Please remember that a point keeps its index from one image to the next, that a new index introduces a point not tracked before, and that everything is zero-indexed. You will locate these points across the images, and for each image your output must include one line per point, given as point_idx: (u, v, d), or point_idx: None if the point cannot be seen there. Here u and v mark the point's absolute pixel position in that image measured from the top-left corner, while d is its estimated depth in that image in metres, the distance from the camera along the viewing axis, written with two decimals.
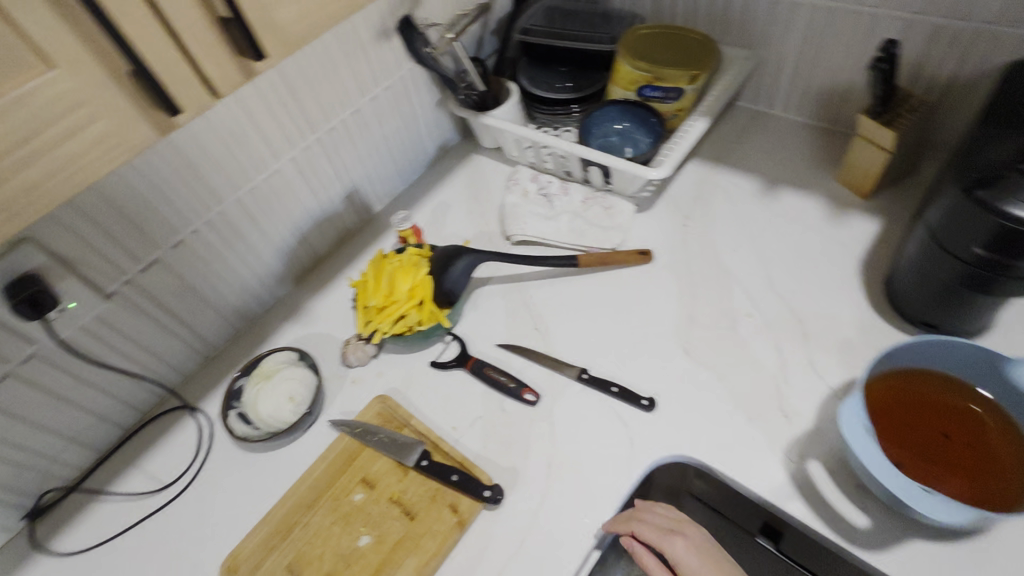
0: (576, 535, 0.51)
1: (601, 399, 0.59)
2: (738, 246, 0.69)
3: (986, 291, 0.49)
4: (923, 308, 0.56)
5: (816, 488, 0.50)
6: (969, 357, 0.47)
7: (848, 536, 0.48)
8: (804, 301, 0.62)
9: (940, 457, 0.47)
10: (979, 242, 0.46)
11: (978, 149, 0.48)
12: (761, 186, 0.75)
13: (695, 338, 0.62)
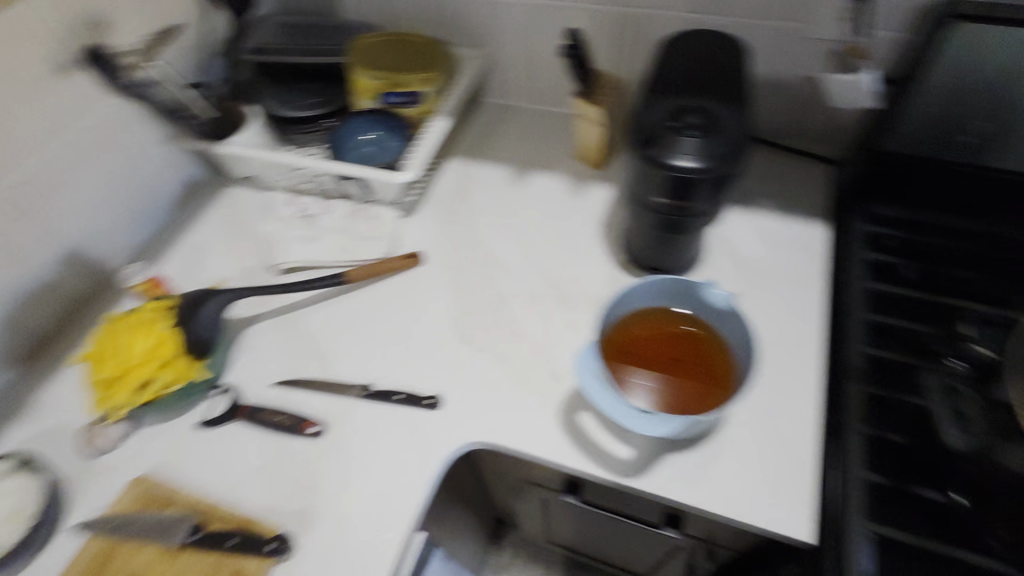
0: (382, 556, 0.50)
1: (388, 410, 0.58)
2: (500, 233, 0.74)
3: (679, 229, 0.59)
4: (648, 254, 0.65)
5: (589, 436, 0.56)
6: (673, 287, 0.56)
7: (619, 469, 0.53)
8: (560, 271, 0.69)
9: (673, 379, 0.55)
10: (661, 192, 0.54)
11: (647, 109, 0.55)
12: (513, 173, 0.80)
13: (473, 329, 0.64)
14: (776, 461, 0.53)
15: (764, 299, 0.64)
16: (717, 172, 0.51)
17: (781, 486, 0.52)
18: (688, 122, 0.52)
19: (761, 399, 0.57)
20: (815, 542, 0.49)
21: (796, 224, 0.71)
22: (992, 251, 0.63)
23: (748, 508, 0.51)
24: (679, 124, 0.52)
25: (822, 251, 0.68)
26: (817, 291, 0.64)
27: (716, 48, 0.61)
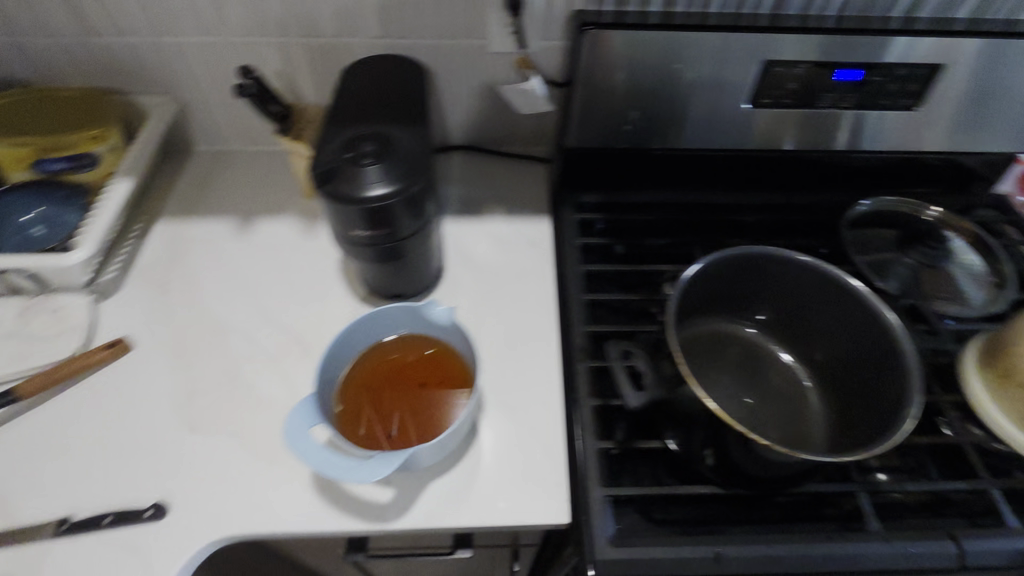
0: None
1: (95, 540, 0.49)
2: (226, 292, 0.67)
3: (398, 255, 0.58)
4: (383, 284, 0.64)
5: (345, 491, 0.53)
6: (399, 314, 0.56)
7: (379, 515, 0.52)
8: (298, 319, 0.65)
9: (423, 405, 0.53)
10: (359, 225, 0.52)
11: (323, 143, 0.52)
12: (235, 224, 0.73)
13: (204, 411, 0.57)
14: (528, 455, 0.56)
15: (502, 300, 0.68)
16: (402, 196, 0.51)
17: (534, 478, 0.55)
18: (363, 151, 0.51)
19: (510, 399, 0.60)
20: (569, 520, 0.53)
21: (523, 222, 0.75)
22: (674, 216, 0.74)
23: (508, 509, 0.53)
24: (354, 154, 0.50)
25: (547, 244, 0.73)
26: (546, 282, 0.69)
27: (395, 71, 0.61)
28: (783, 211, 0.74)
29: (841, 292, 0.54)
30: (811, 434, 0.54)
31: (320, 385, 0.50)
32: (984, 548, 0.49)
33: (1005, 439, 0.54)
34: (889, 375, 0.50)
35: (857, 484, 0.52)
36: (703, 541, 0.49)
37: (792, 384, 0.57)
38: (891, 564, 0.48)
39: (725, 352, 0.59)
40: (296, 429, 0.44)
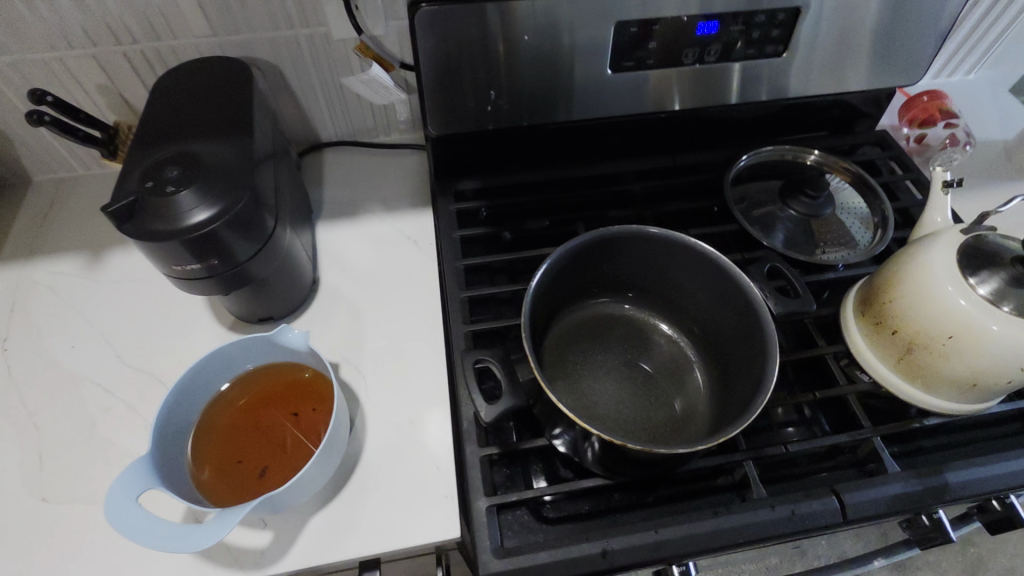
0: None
1: None
2: (76, 338, 0.61)
3: (247, 280, 0.52)
4: (247, 309, 0.60)
5: (219, 542, 0.49)
6: (252, 346, 0.52)
7: (258, 561, 0.49)
8: (160, 359, 0.60)
9: (297, 436, 0.51)
10: (184, 259, 0.46)
11: (124, 173, 0.46)
12: (83, 260, 0.67)
13: (57, 476, 0.53)
14: (416, 470, 0.54)
15: (383, 307, 0.64)
16: (222, 219, 0.45)
17: (423, 494, 0.52)
18: (166, 177, 0.45)
19: (395, 414, 0.57)
20: (461, 533, 0.51)
21: (403, 219, 0.72)
22: (559, 194, 0.71)
23: (395, 532, 0.51)
24: (156, 182, 0.45)
25: (429, 240, 0.70)
26: (429, 280, 0.66)
27: (215, 75, 0.55)
28: (668, 174, 0.74)
29: (696, 261, 0.51)
30: (695, 405, 0.54)
31: (161, 441, 0.46)
32: (864, 499, 0.50)
33: (883, 383, 0.55)
34: (750, 344, 0.48)
35: (742, 452, 0.52)
36: (591, 537, 0.48)
37: (677, 356, 0.57)
38: (777, 529, 0.49)
39: (606, 333, 0.58)
40: (120, 503, 0.39)
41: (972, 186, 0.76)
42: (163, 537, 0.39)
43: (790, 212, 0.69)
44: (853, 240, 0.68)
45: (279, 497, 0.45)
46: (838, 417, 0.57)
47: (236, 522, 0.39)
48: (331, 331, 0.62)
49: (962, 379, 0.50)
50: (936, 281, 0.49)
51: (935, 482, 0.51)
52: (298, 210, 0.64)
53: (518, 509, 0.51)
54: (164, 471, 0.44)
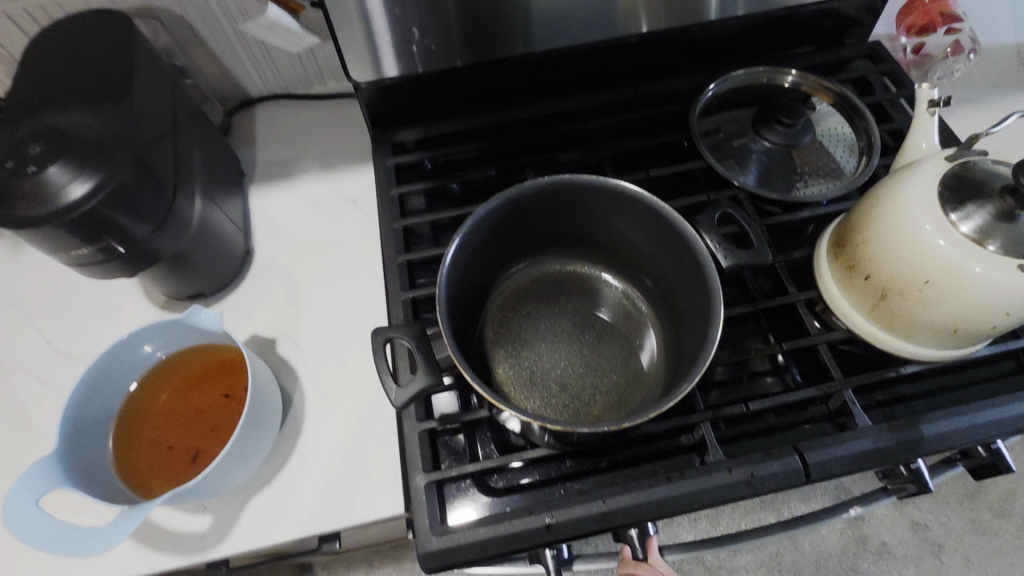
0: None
1: None
2: (4, 328, 0.58)
3: (156, 258, 0.49)
4: (174, 287, 0.56)
5: (158, 528, 0.48)
6: (169, 329, 0.49)
7: (199, 546, 0.48)
8: (91, 344, 0.57)
9: (228, 418, 0.49)
10: (71, 244, 0.43)
11: None
12: (7, 245, 0.63)
13: None
14: (357, 447, 0.51)
15: (322, 275, 0.60)
16: (99, 196, 0.42)
17: (365, 470, 0.50)
18: (27, 156, 0.41)
19: (335, 390, 0.54)
20: (406, 508, 0.49)
21: (343, 178, 0.67)
22: (509, 139, 0.65)
23: (336, 511, 0.49)
24: (17, 162, 0.41)
25: (370, 199, 0.65)
26: (370, 245, 0.62)
27: (95, 36, 0.49)
28: (631, 108, 0.67)
29: (639, 211, 0.45)
30: (651, 366, 0.50)
31: (72, 437, 0.43)
32: (830, 457, 0.46)
33: (858, 333, 0.50)
34: (697, 301, 0.43)
35: (701, 413, 0.48)
36: (534, 511, 0.45)
37: (632, 313, 0.53)
38: (735, 493, 0.45)
39: (554, 294, 0.54)
40: (20, 508, 0.37)
41: (976, 97, 0.68)
42: (66, 542, 0.37)
43: (765, 143, 0.62)
44: (839, 170, 0.61)
45: (200, 486, 0.43)
46: (811, 366, 0.53)
47: (140, 521, 0.37)
48: (268, 304, 0.58)
49: (942, 326, 0.45)
50: (912, 218, 0.44)
51: (910, 436, 0.47)
52: (219, 176, 0.59)
53: (463, 482, 0.49)
54: (76, 468, 0.42)
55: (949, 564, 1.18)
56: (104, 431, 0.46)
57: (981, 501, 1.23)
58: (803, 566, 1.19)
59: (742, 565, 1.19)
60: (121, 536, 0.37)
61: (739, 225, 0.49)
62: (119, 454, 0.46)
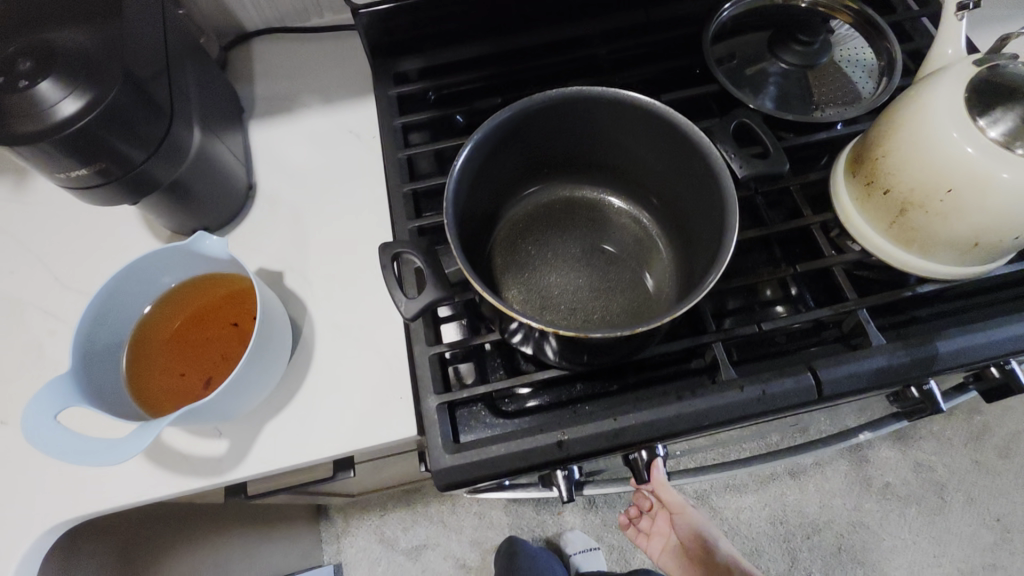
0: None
1: None
2: (13, 264, 0.58)
3: (154, 186, 0.48)
4: (179, 221, 0.56)
5: (176, 451, 0.49)
6: (174, 257, 0.48)
7: (217, 467, 0.49)
8: (100, 279, 0.57)
9: (237, 345, 0.49)
10: (65, 165, 0.42)
11: None
12: (8, 182, 0.62)
13: (12, 401, 0.52)
14: (369, 373, 0.52)
15: (327, 209, 0.59)
16: (92, 114, 0.41)
17: (376, 394, 0.51)
18: (18, 71, 0.41)
19: (345, 319, 0.54)
20: (418, 431, 0.50)
21: (343, 112, 0.65)
22: (515, 66, 0.63)
23: (350, 435, 0.50)
24: (8, 77, 0.41)
25: (373, 132, 0.63)
26: (375, 177, 0.61)
27: None
28: (643, 33, 0.64)
29: (650, 126, 0.44)
30: (661, 290, 0.50)
31: (83, 360, 0.44)
32: (843, 374, 0.46)
33: (874, 253, 0.49)
34: (710, 216, 0.42)
35: (713, 334, 0.48)
36: (546, 429, 0.46)
37: (641, 238, 0.52)
38: (746, 410, 0.46)
39: (562, 220, 0.53)
40: (36, 422, 0.38)
41: (1006, 15, 0.64)
42: (82, 452, 0.38)
43: (781, 64, 0.60)
44: (857, 93, 0.59)
45: (211, 406, 0.44)
46: (824, 290, 0.53)
47: (152, 438, 0.38)
48: (274, 238, 0.58)
49: (963, 239, 0.44)
50: (938, 127, 0.42)
51: (925, 353, 0.46)
52: (218, 107, 0.58)
53: (475, 405, 0.49)
54: (90, 389, 0.43)
55: (950, 502, 1.21)
56: (116, 357, 0.47)
57: (985, 442, 1.24)
58: (806, 505, 1.21)
59: (747, 505, 1.22)
60: (135, 448, 0.38)
61: (760, 137, 0.48)
62: (131, 381, 0.47)
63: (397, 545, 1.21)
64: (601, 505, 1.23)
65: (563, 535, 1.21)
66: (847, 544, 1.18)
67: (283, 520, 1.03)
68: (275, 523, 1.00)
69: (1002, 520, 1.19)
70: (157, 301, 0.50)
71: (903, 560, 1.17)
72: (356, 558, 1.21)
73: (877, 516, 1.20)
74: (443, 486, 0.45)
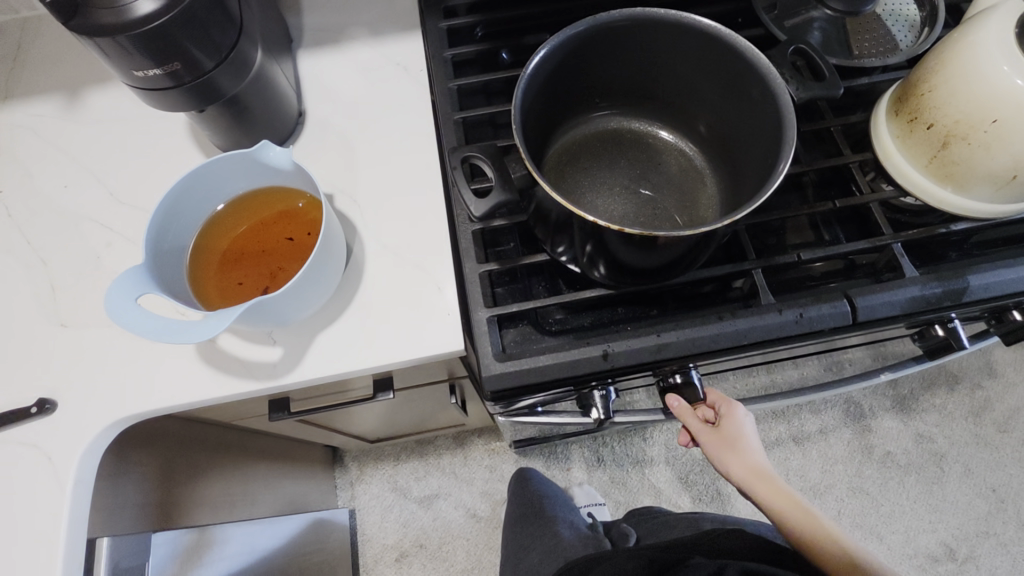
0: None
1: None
2: (67, 178, 0.60)
3: (218, 96, 0.50)
4: (234, 141, 0.58)
5: (231, 355, 0.52)
6: (237, 167, 0.50)
7: (270, 372, 0.51)
8: (150, 196, 0.59)
9: (291, 257, 0.51)
10: (143, 63, 0.43)
11: None
12: (62, 102, 0.64)
13: (72, 304, 0.54)
14: (416, 290, 0.53)
15: (375, 137, 0.60)
16: (172, 13, 0.42)
17: (423, 310, 0.53)
18: None
19: (394, 240, 0.56)
20: (464, 346, 0.52)
21: (392, 44, 0.65)
22: (562, 7, 0.64)
23: (397, 346, 0.52)
24: None
25: (420, 65, 0.64)
26: (422, 108, 0.62)
27: None
28: None
29: (710, 53, 0.45)
30: (705, 216, 0.52)
31: (153, 253, 0.46)
32: (878, 302, 0.48)
33: (910, 191, 0.51)
34: (762, 139, 0.44)
35: (752, 261, 0.50)
36: (592, 341, 0.48)
37: (687, 168, 0.54)
38: (783, 332, 0.48)
39: (611, 148, 0.55)
40: (118, 302, 0.40)
41: None
42: (161, 333, 0.40)
43: (827, 11, 0.61)
44: (895, 44, 0.60)
45: (272, 306, 0.46)
46: (858, 230, 0.55)
47: (225, 324, 0.40)
48: (323, 163, 0.59)
49: (1001, 173, 0.45)
50: (989, 60, 0.43)
51: (955, 285, 0.48)
52: (273, 31, 0.59)
53: (520, 322, 0.52)
54: (161, 282, 0.45)
55: (949, 472, 1.24)
56: (180, 261, 0.49)
57: (985, 417, 1.28)
58: (809, 470, 1.25)
59: None
60: (207, 333, 0.40)
61: (811, 62, 0.51)
62: (195, 281, 0.49)
63: (409, 494, 1.25)
64: (609, 463, 1.27)
65: (570, 490, 1.23)
66: (846, 508, 1.22)
67: (303, 460, 1.06)
68: (296, 462, 1.03)
69: (997, 490, 1.22)
70: (220, 209, 0.52)
71: (899, 525, 1.20)
72: (368, 505, 1.24)
73: (877, 483, 1.23)
74: (491, 392, 0.48)
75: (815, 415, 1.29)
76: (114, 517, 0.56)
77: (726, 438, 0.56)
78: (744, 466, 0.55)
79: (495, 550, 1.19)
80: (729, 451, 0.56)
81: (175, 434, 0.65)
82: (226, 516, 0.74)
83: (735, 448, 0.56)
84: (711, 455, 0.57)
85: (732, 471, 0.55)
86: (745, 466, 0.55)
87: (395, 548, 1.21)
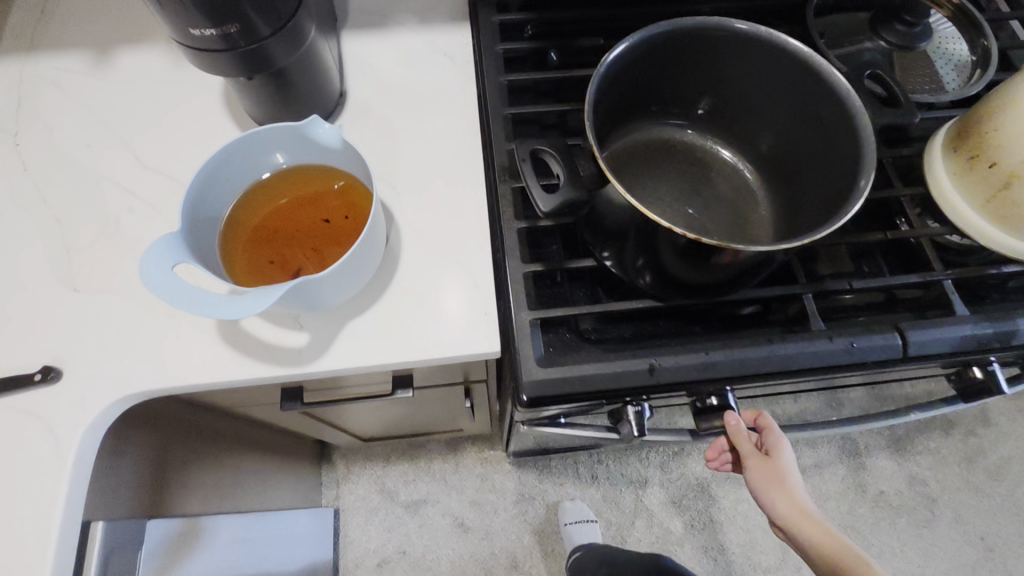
0: (36, 557, 0.43)
1: None
2: (92, 138, 0.57)
3: (266, 65, 0.48)
4: (273, 116, 0.55)
5: (255, 337, 0.49)
6: (281, 140, 0.48)
7: (296, 359, 0.48)
8: (178, 163, 0.56)
9: (328, 242, 0.48)
10: (198, 22, 0.41)
11: None
12: (90, 58, 0.61)
13: (85, 270, 0.51)
14: (454, 286, 0.51)
15: (419, 125, 0.59)
16: None
17: (461, 306, 0.51)
18: None
19: (433, 232, 0.54)
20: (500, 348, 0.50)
21: (440, 34, 0.63)
22: (615, 14, 0.63)
23: (432, 342, 0.49)
24: None
25: (468, 58, 0.62)
26: (469, 100, 0.60)
27: None
28: None
29: (783, 69, 0.45)
30: (760, 238, 0.50)
31: (189, 217, 0.44)
32: (929, 338, 0.47)
33: (964, 227, 0.51)
34: (834, 159, 0.44)
35: (803, 284, 0.49)
36: (638, 353, 0.46)
37: (741, 188, 0.53)
38: (832, 360, 0.46)
39: (666, 160, 0.53)
40: (154, 267, 0.38)
41: None
42: (196, 303, 0.38)
43: (881, 43, 0.61)
44: (941, 84, 0.61)
45: (309, 288, 0.44)
46: (904, 264, 0.54)
47: (265, 304, 0.38)
48: (363, 147, 0.57)
49: None
50: None
51: (1005, 328, 0.48)
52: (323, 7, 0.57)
53: (561, 329, 0.50)
54: (195, 251, 0.43)
55: (940, 516, 1.24)
56: (212, 231, 0.47)
57: (977, 463, 1.28)
58: None
59: (746, 496, 1.24)
60: (243, 309, 0.38)
61: (887, 88, 0.57)
62: (226, 250, 0.47)
63: (396, 498, 1.21)
64: (602, 480, 1.25)
65: (560, 505, 1.20)
66: None
67: (292, 452, 1.02)
68: (286, 456, 0.99)
69: (986, 538, 1.22)
70: (265, 177, 0.50)
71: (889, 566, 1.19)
72: (353, 506, 1.20)
73: (869, 522, 1.23)
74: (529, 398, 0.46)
75: (812, 449, 1.29)
76: (106, 501, 0.52)
77: (775, 469, 0.54)
78: (794, 501, 0.52)
79: (480, 562, 1.16)
80: (778, 484, 0.53)
81: (172, 415, 0.61)
82: (216, 507, 0.69)
83: (786, 480, 0.53)
84: (758, 484, 0.54)
85: (781, 506, 0.52)
86: (796, 502, 0.52)
87: (377, 553, 1.17)
